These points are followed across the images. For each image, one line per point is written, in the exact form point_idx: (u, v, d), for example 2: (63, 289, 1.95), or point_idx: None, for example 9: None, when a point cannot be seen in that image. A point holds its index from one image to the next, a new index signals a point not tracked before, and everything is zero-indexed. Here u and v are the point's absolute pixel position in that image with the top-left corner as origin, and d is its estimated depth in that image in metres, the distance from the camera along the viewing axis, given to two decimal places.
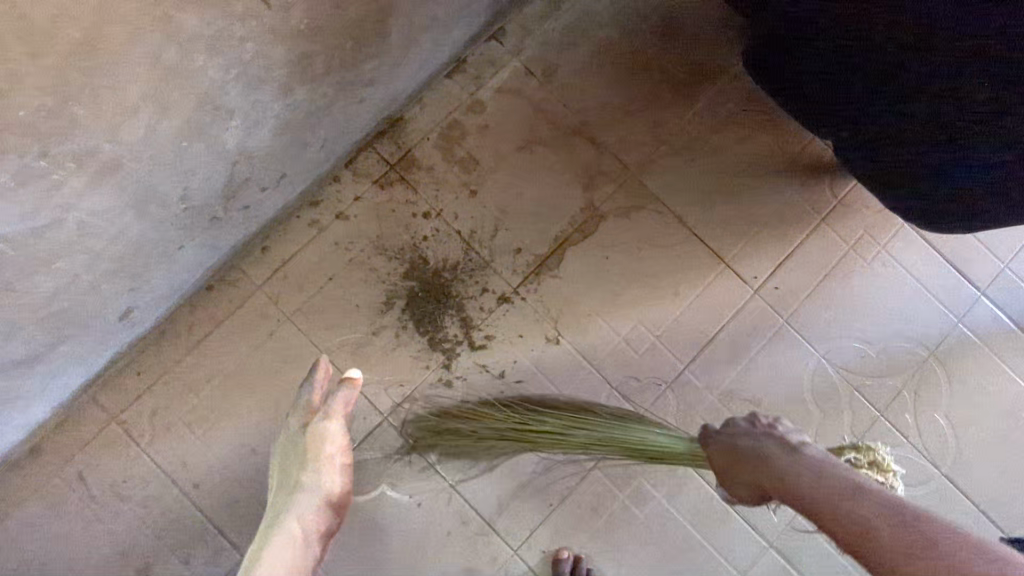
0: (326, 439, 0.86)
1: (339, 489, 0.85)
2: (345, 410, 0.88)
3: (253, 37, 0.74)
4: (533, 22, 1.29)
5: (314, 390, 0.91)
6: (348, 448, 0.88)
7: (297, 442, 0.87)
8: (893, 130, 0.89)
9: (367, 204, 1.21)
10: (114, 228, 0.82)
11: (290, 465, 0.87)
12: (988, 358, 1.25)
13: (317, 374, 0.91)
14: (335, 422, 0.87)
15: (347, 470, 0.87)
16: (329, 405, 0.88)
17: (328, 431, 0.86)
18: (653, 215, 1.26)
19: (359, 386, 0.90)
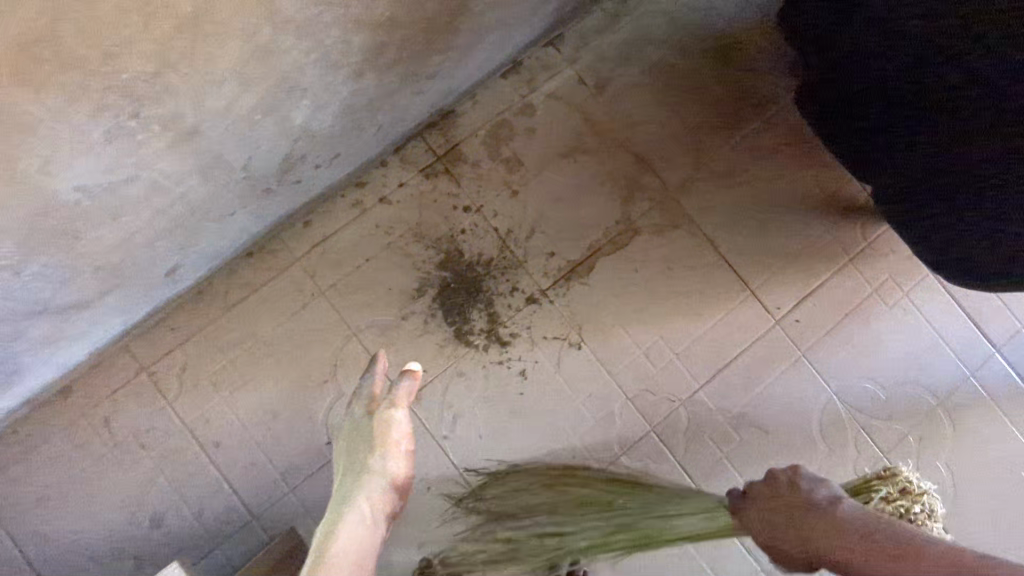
0: (390, 426, 0.92)
1: (403, 474, 0.91)
2: (409, 398, 0.95)
3: (339, 24, 0.77)
4: (592, 33, 1.31)
5: (375, 380, 0.97)
6: (410, 434, 0.95)
7: (363, 429, 0.93)
8: (985, 168, 0.92)
9: (411, 191, 1.24)
10: (180, 190, 0.85)
11: (355, 452, 0.92)
12: (996, 414, 1.28)
13: (378, 365, 0.97)
14: (400, 410, 0.93)
15: (410, 456, 0.93)
16: (394, 394, 0.94)
17: (394, 419, 0.92)
18: (686, 235, 1.29)
19: (419, 377, 0.95)
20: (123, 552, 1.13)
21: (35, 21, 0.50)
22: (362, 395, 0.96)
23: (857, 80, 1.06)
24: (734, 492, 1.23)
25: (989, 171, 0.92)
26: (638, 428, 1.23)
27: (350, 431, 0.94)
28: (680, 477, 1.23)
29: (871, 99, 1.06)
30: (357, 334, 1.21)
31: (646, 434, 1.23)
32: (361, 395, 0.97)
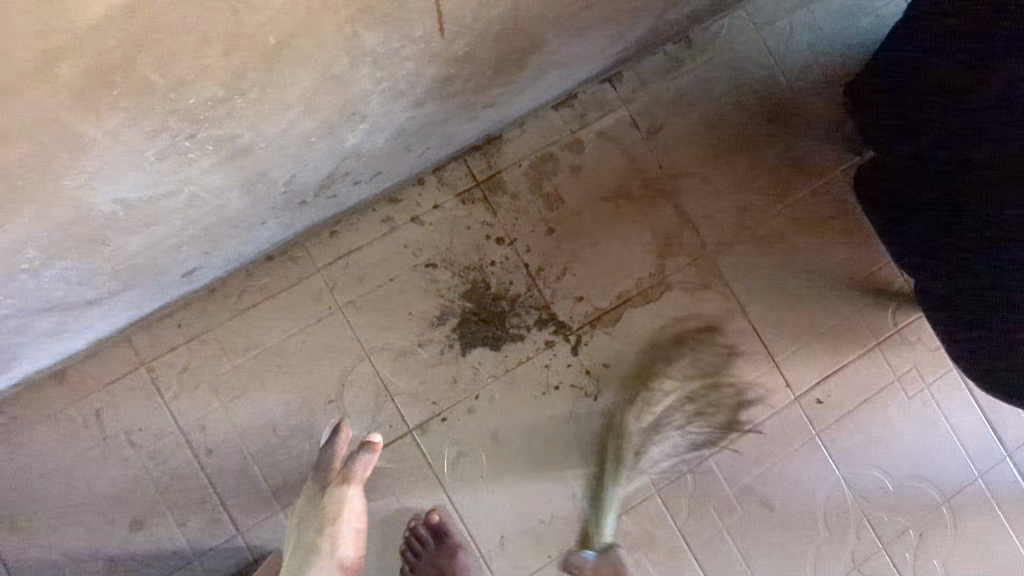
0: (344, 505, 0.99)
1: (353, 555, 1.00)
2: (364, 475, 1.01)
3: (415, 57, 0.72)
4: (651, 75, 1.27)
5: (337, 451, 1.03)
6: (362, 513, 1.01)
7: (317, 505, 0.99)
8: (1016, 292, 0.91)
9: (445, 214, 1.19)
10: (217, 203, 0.80)
11: (307, 530, 0.98)
12: (999, 520, 1.27)
13: (340, 440, 1.03)
14: (354, 489, 1.00)
15: (361, 534, 1.01)
16: (350, 472, 1.00)
17: (347, 499, 0.99)
18: (717, 298, 1.25)
19: (378, 452, 1.02)
20: (99, 550, 1.09)
21: (108, 47, 0.45)
22: (321, 465, 1.02)
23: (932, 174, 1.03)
24: (729, 566, 1.21)
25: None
26: (642, 489, 1.20)
27: (304, 502, 1.01)
28: (677, 544, 1.20)
29: (937, 196, 1.03)
30: (370, 355, 1.16)
31: (650, 496, 1.21)
32: (319, 465, 1.02)
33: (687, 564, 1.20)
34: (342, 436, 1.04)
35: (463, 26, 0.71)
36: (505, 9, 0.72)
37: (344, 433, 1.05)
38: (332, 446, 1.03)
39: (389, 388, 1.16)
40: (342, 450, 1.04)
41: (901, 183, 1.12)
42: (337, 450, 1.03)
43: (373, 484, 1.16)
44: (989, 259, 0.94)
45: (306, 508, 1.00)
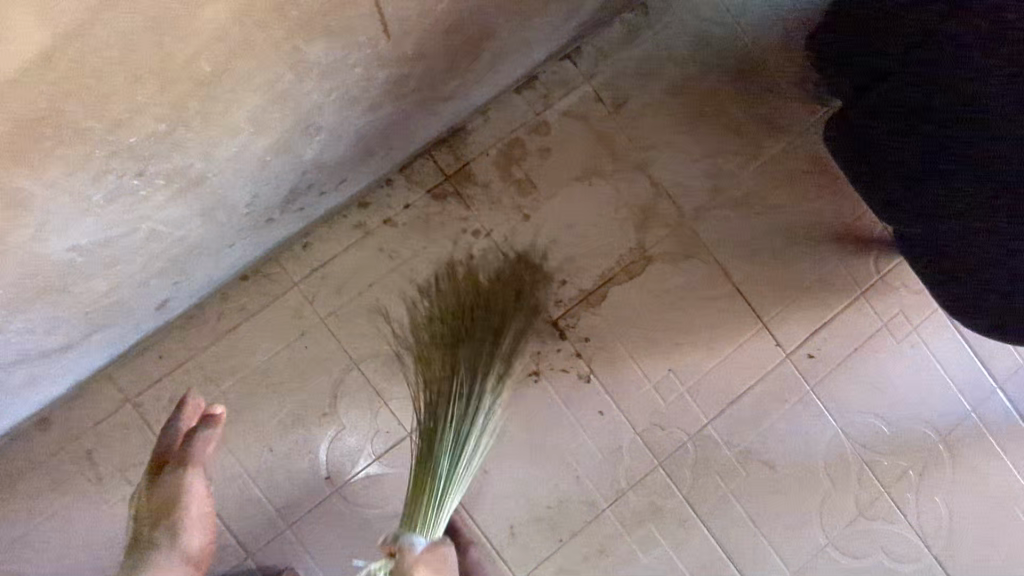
0: (184, 488, 0.95)
1: (199, 543, 0.96)
2: (208, 451, 0.96)
3: (364, 63, 0.69)
4: (611, 47, 1.24)
5: (183, 428, 0.99)
6: (206, 496, 0.97)
7: (158, 489, 0.96)
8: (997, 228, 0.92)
9: (417, 213, 1.18)
10: (179, 233, 0.77)
11: (149, 520, 0.96)
12: (995, 451, 1.29)
13: (185, 414, 0.99)
14: (193, 472, 0.95)
15: (208, 518, 0.97)
16: (190, 452, 0.95)
17: (187, 483, 0.95)
18: (700, 265, 1.25)
19: (220, 426, 0.97)
20: None
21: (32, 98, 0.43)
22: (162, 444, 0.98)
23: (891, 124, 1.03)
24: (739, 528, 1.23)
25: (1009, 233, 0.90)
26: (645, 463, 1.21)
27: (146, 487, 0.98)
28: (685, 513, 1.22)
29: (898, 145, 1.03)
30: (358, 364, 1.15)
31: (653, 469, 1.21)
32: (160, 446, 0.98)
33: (696, 531, 1.21)
34: (187, 412, 1.00)
35: (411, 25, 0.68)
36: (450, 2, 0.70)
37: (191, 408, 1.01)
38: (179, 421, 0.99)
39: (383, 395, 1.15)
40: (186, 425, 0.99)
41: (858, 135, 1.12)
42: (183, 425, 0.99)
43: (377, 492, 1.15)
44: (967, 200, 0.94)
45: (150, 492, 0.98)
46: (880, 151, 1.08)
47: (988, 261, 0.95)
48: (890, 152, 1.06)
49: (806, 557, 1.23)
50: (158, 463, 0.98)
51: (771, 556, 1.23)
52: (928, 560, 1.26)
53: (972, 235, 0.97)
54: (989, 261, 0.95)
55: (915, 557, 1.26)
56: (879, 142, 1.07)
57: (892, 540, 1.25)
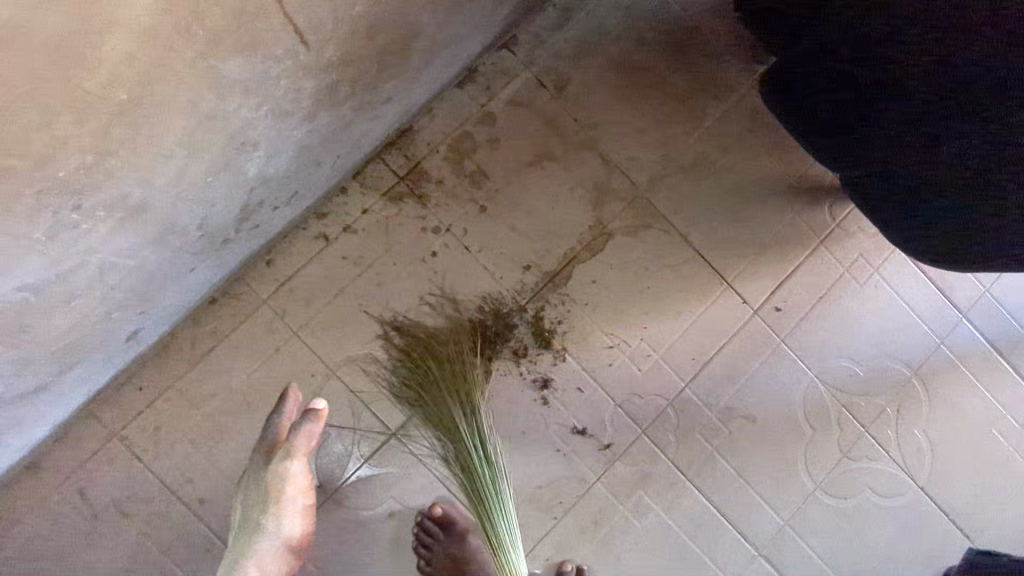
0: (287, 480, 0.92)
1: (301, 531, 0.93)
2: (308, 446, 0.92)
3: (287, 74, 0.71)
4: (546, 32, 1.26)
5: (284, 421, 0.95)
6: (310, 486, 0.94)
7: (261, 478, 0.93)
8: (923, 167, 0.94)
9: (375, 217, 1.19)
10: (133, 262, 0.79)
11: (253, 500, 0.93)
12: (967, 378, 1.32)
13: (287, 406, 0.95)
14: (295, 463, 0.91)
15: (308, 508, 0.94)
16: (291, 444, 0.91)
17: (288, 473, 0.91)
18: (659, 234, 1.27)
19: (322, 420, 0.92)
20: None
21: None
22: (268, 436, 0.95)
23: (809, 81, 1.05)
24: (728, 484, 1.25)
25: (936, 167, 0.92)
26: (629, 433, 1.24)
27: (252, 473, 0.95)
28: (674, 477, 1.24)
29: (817, 102, 1.05)
30: (337, 371, 1.17)
31: (638, 438, 1.24)
32: (264, 438, 0.95)
33: (686, 492, 1.24)
34: (287, 405, 0.96)
35: (328, 33, 0.71)
36: (365, 6, 0.72)
37: (291, 402, 0.96)
38: (279, 414, 0.95)
39: (363, 398, 1.18)
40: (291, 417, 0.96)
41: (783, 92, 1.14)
42: (284, 419, 0.96)
43: (369, 493, 1.17)
44: (886, 145, 0.96)
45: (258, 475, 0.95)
46: (801, 105, 1.10)
47: (925, 196, 0.98)
48: (810, 108, 1.08)
49: (796, 504, 1.26)
50: (263, 450, 0.95)
51: (763, 507, 1.26)
52: (915, 493, 1.29)
53: (901, 176, 0.99)
54: (925, 195, 0.98)
55: (901, 490, 1.29)
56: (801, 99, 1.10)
57: (876, 477, 1.28)
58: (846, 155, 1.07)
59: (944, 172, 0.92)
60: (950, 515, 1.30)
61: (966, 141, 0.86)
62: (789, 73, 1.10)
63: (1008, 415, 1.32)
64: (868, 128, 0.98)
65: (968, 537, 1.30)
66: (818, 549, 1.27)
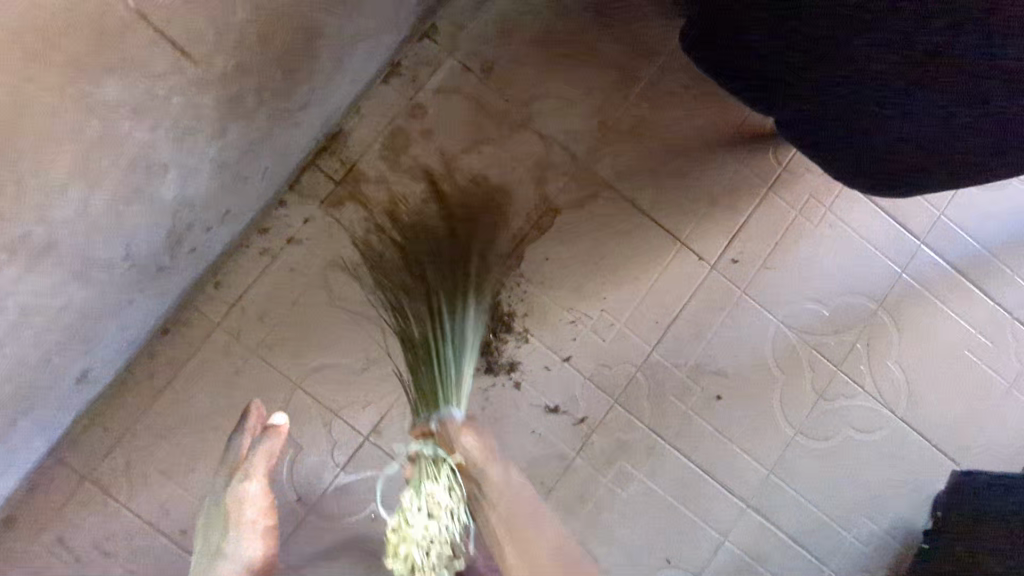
0: (245, 502, 0.93)
1: (263, 554, 0.91)
2: (268, 466, 0.96)
3: (179, 91, 0.71)
4: (465, 16, 1.25)
5: (244, 441, 0.99)
6: (270, 508, 0.95)
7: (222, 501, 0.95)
8: (847, 99, 0.94)
9: (317, 225, 1.18)
10: (59, 302, 0.78)
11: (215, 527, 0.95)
12: (933, 303, 1.32)
13: (250, 420, 1.00)
14: (252, 484, 0.94)
15: (268, 531, 0.93)
16: (249, 463, 0.95)
17: (246, 494, 0.94)
18: (606, 203, 1.27)
19: (281, 435, 0.97)
20: None
21: None
22: (229, 457, 0.98)
23: (726, 28, 1.05)
24: (707, 441, 1.25)
25: (860, 98, 0.92)
26: (602, 404, 1.24)
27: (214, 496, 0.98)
28: (653, 440, 1.24)
29: (738, 48, 1.05)
30: (302, 385, 1.17)
31: (611, 408, 1.24)
32: (228, 460, 0.98)
33: (667, 455, 1.24)
34: (247, 425, 1.00)
35: (211, 41, 0.70)
36: (247, 11, 0.71)
37: (252, 421, 1.01)
38: (240, 433, 1.00)
39: (330, 406, 1.17)
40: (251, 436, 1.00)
41: (704, 46, 1.13)
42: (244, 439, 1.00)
43: (351, 499, 1.17)
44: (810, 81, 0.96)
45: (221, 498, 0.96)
46: (724, 55, 1.10)
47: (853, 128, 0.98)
48: (734, 55, 1.08)
49: (778, 450, 1.27)
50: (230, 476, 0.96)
51: (746, 458, 1.26)
52: (895, 424, 1.29)
53: (831, 109, 0.98)
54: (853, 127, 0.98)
55: (880, 424, 1.29)
56: (723, 49, 1.09)
57: (854, 414, 1.29)
58: (776, 96, 1.07)
59: (868, 100, 0.92)
60: (933, 441, 1.30)
61: (883, 61, 0.86)
62: (707, 25, 1.10)
63: (978, 334, 1.32)
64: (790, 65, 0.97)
65: (953, 461, 1.30)
66: (806, 492, 1.27)
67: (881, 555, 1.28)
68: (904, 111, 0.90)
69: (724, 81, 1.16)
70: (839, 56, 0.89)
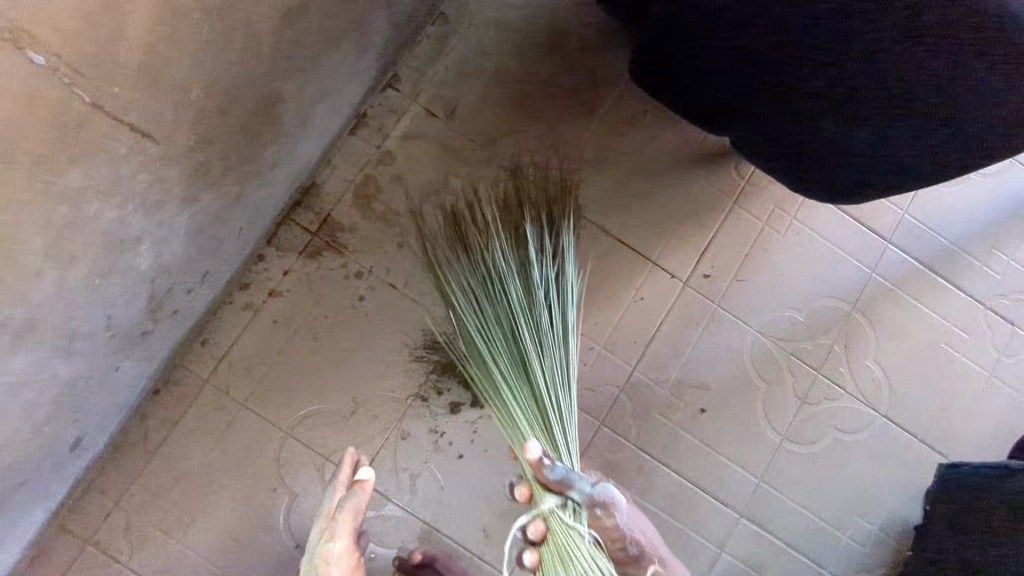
0: (331, 563, 0.88)
1: None
2: (353, 523, 0.90)
3: (143, 169, 0.75)
4: (424, 64, 1.30)
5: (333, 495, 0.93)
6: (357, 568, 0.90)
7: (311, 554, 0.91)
8: (788, 113, 0.98)
9: (297, 276, 1.22)
10: (45, 375, 0.82)
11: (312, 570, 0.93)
12: (906, 300, 1.34)
13: (340, 474, 0.93)
14: (338, 542, 0.88)
15: None
16: (336, 524, 0.89)
17: (329, 555, 0.88)
18: (576, 230, 1.30)
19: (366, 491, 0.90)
20: None
21: None
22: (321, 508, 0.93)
23: (670, 57, 1.09)
24: (695, 455, 1.27)
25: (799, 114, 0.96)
26: (588, 427, 1.26)
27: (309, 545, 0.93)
28: (643, 458, 1.26)
29: (684, 74, 1.09)
30: (292, 433, 1.19)
31: (598, 430, 1.26)
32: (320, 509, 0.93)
33: (658, 473, 1.26)
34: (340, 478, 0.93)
35: (165, 121, 0.74)
36: (202, 88, 0.76)
37: (347, 470, 0.94)
38: (333, 486, 0.93)
39: (322, 452, 1.19)
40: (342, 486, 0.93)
41: (652, 74, 1.18)
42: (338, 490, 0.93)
43: None
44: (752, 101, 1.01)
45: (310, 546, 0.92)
46: (674, 81, 1.14)
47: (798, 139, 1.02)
48: (680, 80, 1.12)
49: (767, 458, 1.28)
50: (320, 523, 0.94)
51: (736, 469, 1.28)
52: (880, 422, 1.31)
53: (776, 124, 1.02)
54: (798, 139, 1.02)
55: (865, 423, 1.31)
56: (670, 76, 1.14)
57: (838, 415, 1.30)
58: (725, 115, 1.11)
59: (806, 113, 0.96)
60: (920, 436, 1.31)
61: (816, 80, 0.89)
62: (652, 56, 1.14)
63: (953, 326, 1.35)
64: (732, 86, 1.02)
65: (942, 454, 1.32)
66: (798, 497, 1.28)
67: (880, 554, 1.28)
68: (841, 124, 0.94)
69: (676, 106, 1.20)
70: (772, 78, 0.94)
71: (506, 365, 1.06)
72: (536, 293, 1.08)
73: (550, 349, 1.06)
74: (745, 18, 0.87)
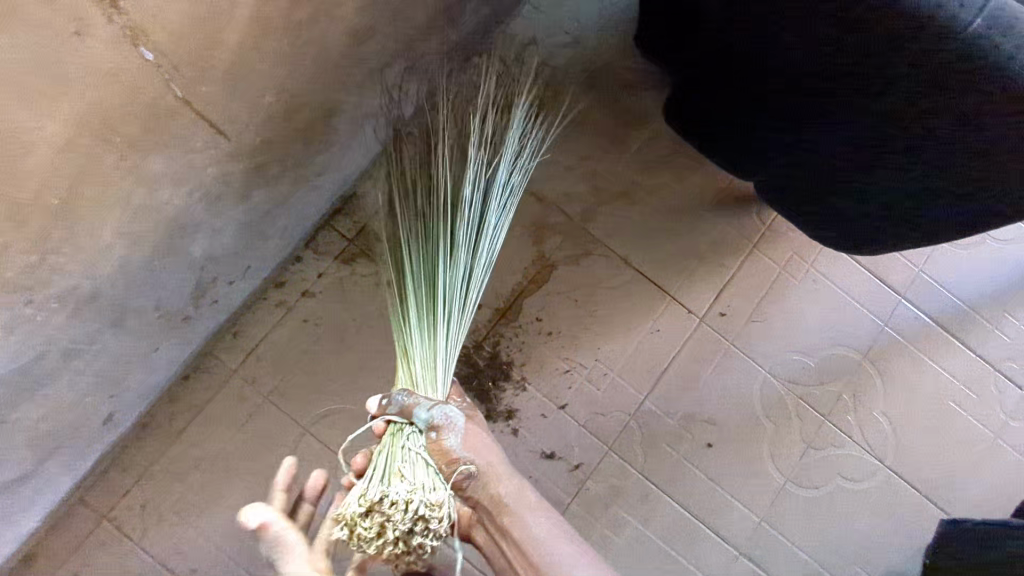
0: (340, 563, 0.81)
1: None
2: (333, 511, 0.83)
3: (209, 165, 0.82)
4: None
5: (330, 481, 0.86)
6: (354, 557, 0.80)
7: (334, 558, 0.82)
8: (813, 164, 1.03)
9: (330, 279, 1.27)
10: (95, 347, 0.88)
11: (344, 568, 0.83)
12: (916, 356, 1.37)
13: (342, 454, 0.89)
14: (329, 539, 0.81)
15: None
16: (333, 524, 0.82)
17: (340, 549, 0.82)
18: (599, 259, 1.35)
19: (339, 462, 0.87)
20: None
21: None
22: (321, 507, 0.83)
23: (705, 103, 1.15)
24: (699, 488, 1.30)
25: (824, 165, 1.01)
26: (596, 451, 1.29)
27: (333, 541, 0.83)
28: (647, 486, 1.29)
29: (716, 120, 1.15)
30: (310, 429, 1.23)
31: (605, 455, 1.29)
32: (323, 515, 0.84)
33: (660, 503, 1.28)
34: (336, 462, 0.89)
35: (236, 123, 0.80)
36: (273, 95, 0.82)
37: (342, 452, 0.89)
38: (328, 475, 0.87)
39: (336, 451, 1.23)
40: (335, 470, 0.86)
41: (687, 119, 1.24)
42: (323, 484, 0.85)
43: None
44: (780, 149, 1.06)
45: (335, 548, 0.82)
46: (707, 125, 1.20)
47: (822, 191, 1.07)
48: (713, 125, 1.18)
49: (769, 499, 1.30)
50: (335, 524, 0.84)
51: (737, 506, 1.30)
52: (884, 473, 1.33)
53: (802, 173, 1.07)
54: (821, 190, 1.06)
55: (869, 472, 1.33)
56: (704, 121, 1.19)
57: (843, 462, 1.32)
58: (752, 162, 1.16)
59: (831, 165, 1.01)
60: (922, 491, 1.33)
61: (840, 136, 0.95)
62: (689, 100, 1.20)
63: (961, 386, 1.37)
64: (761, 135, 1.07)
65: (943, 511, 1.33)
66: (796, 540, 1.30)
67: None
68: (863, 179, 0.99)
69: (706, 150, 1.26)
70: (800, 131, 0.99)
71: (412, 280, 1.00)
72: (457, 211, 1.00)
73: (458, 253, 0.99)
74: (778, 73, 0.93)
